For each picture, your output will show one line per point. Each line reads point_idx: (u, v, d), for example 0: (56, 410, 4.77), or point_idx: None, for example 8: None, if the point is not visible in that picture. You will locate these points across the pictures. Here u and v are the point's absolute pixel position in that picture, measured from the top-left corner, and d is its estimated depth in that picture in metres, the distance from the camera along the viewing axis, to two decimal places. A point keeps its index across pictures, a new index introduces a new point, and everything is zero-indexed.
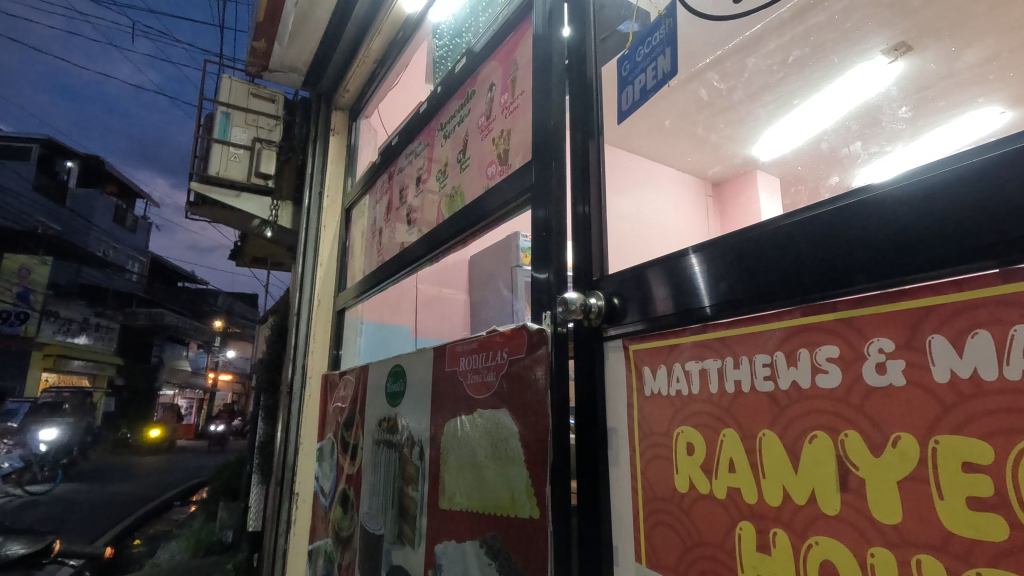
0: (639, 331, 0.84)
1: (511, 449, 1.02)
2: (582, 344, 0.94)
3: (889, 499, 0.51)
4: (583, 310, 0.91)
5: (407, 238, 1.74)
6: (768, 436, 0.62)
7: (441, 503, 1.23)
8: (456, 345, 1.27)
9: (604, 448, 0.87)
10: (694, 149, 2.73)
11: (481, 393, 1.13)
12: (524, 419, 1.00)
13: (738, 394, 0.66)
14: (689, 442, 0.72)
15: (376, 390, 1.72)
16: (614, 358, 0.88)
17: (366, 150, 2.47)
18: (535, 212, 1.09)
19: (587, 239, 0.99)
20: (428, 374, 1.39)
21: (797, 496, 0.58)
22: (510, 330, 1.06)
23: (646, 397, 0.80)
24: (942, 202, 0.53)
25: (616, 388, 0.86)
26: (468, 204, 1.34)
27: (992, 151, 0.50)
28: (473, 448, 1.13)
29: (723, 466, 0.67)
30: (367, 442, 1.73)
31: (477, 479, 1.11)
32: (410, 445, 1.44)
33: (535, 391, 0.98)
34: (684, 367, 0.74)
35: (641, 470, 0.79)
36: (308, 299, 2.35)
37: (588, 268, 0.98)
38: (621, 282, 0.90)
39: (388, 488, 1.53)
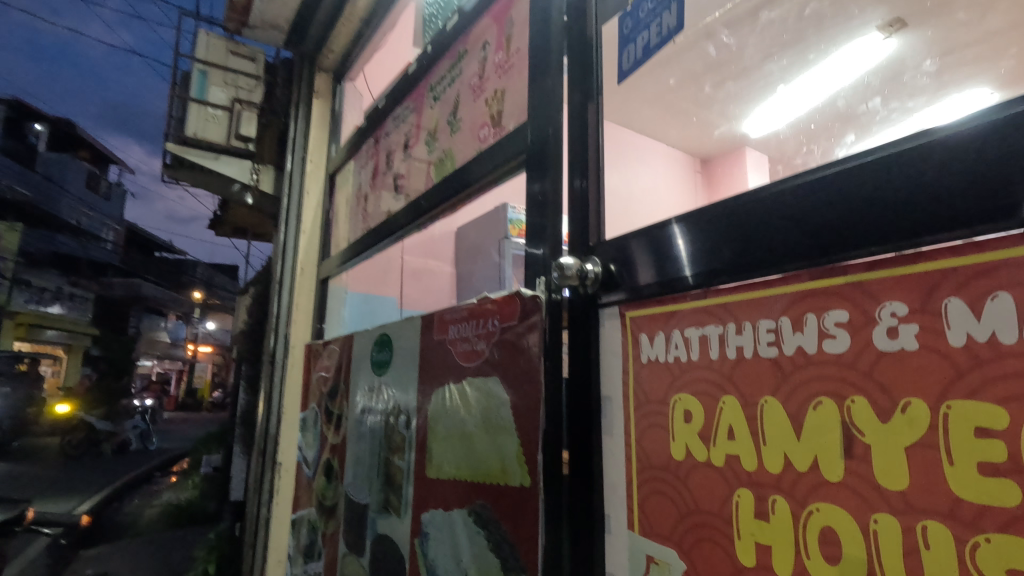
0: (636, 298, 0.81)
1: (501, 418, 1.00)
2: (576, 312, 0.92)
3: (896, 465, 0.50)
4: (578, 275, 0.88)
5: (393, 206, 1.69)
6: (769, 403, 0.61)
7: (428, 473, 1.22)
8: (445, 313, 1.24)
9: (600, 417, 0.85)
10: (685, 125, 2.70)
11: (471, 361, 1.11)
12: (515, 388, 0.97)
13: (740, 360, 0.65)
14: (686, 409, 0.71)
15: (361, 359, 1.69)
16: (609, 326, 0.86)
17: (351, 115, 2.39)
18: (530, 175, 1.05)
19: (584, 205, 0.96)
20: (416, 343, 1.37)
21: (798, 462, 0.57)
22: (502, 296, 1.03)
23: (643, 364, 0.78)
24: (955, 159, 0.50)
25: (612, 357, 0.84)
26: (457, 169, 1.30)
27: (1003, 109, 0.48)
28: (462, 417, 1.11)
29: (722, 433, 0.65)
30: (352, 412, 1.71)
31: (466, 449, 1.09)
32: (397, 416, 1.41)
33: (528, 359, 0.95)
34: (684, 333, 0.72)
35: (636, 438, 0.78)
36: (290, 266, 2.28)
37: (585, 234, 0.95)
38: (619, 248, 0.86)
39: (374, 458, 1.51)
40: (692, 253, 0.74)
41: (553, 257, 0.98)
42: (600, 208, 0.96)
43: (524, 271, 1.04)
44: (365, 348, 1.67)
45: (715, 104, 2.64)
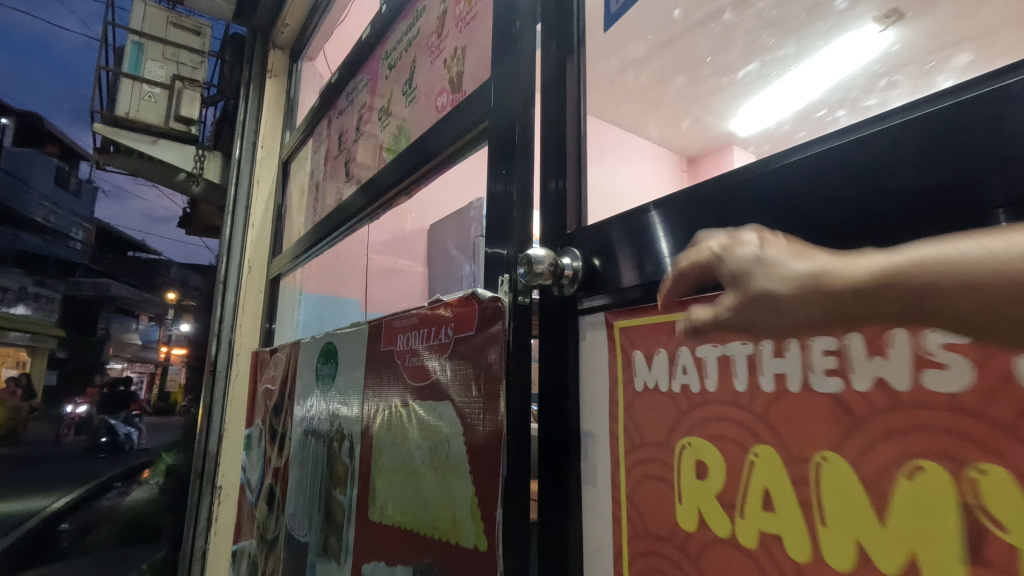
0: (626, 305, 0.60)
1: (453, 455, 0.79)
2: (550, 322, 0.70)
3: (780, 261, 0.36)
4: (550, 271, 0.67)
5: (345, 193, 1.48)
6: (830, 462, 0.41)
7: (370, 515, 1.00)
8: (393, 320, 1.02)
9: (579, 461, 0.64)
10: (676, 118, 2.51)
11: (421, 380, 0.90)
12: (471, 417, 0.76)
13: (781, 394, 0.45)
14: (699, 460, 0.51)
15: (306, 370, 1.46)
16: (593, 339, 0.64)
17: (308, 97, 2.17)
18: (492, 145, 0.84)
19: (561, 181, 0.76)
20: (362, 353, 1.14)
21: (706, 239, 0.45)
22: (457, 299, 0.82)
23: (636, 393, 0.58)
24: (936, 142, 0.37)
25: (597, 380, 0.63)
26: (412, 144, 1.08)
27: (999, 77, 0.35)
28: (411, 449, 0.90)
29: (754, 499, 0.46)
30: (295, 431, 1.48)
31: (413, 490, 0.87)
32: (340, 440, 1.19)
33: (486, 381, 0.74)
34: (693, 353, 0.52)
35: (626, 494, 0.57)
36: (236, 264, 2.05)
37: (563, 218, 0.74)
38: (603, 237, 0.65)
39: (315, 487, 1.28)
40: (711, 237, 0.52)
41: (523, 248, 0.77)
42: (580, 187, 0.75)
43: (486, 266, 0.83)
44: (310, 359, 1.45)
45: None
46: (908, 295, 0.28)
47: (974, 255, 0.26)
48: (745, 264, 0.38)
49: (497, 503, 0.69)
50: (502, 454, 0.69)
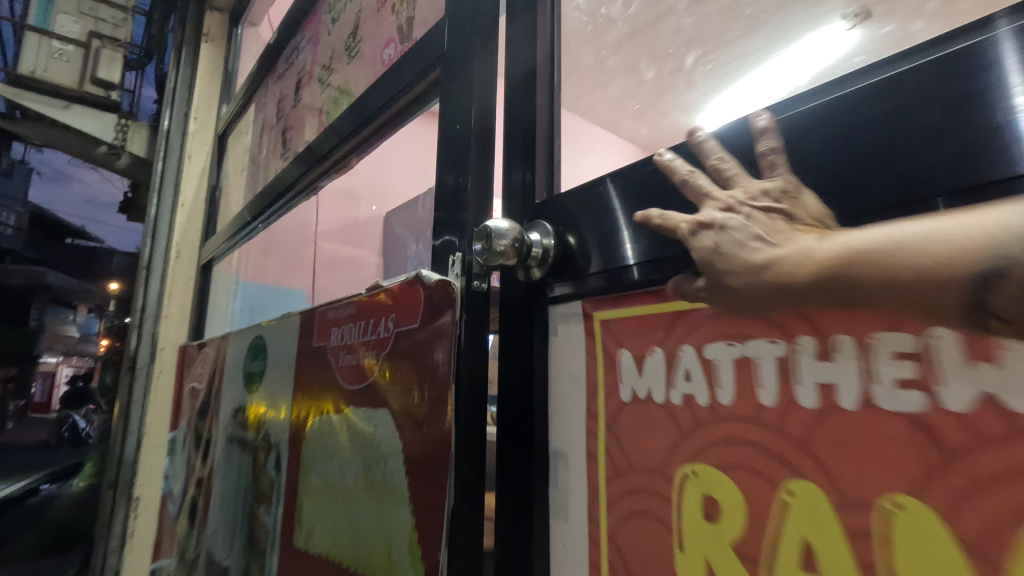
0: (610, 291, 0.46)
1: (390, 476, 0.64)
2: (503, 315, 0.55)
3: (754, 238, 0.36)
4: (514, 249, 0.50)
5: (281, 166, 1.31)
6: (904, 513, 0.29)
7: (296, 541, 0.84)
8: (327, 311, 0.87)
9: (545, 489, 0.49)
10: None
11: (356, 383, 0.75)
12: (413, 429, 0.62)
13: (827, 413, 0.33)
14: (710, 496, 0.38)
15: (233, 368, 1.28)
16: (566, 335, 0.49)
17: (247, 63, 1.96)
18: (444, 98, 0.70)
19: (528, 137, 0.61)
20: (292, 348, 0.98)
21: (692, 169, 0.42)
22: (400, 284, 0.67)
23: (621, 405, 0.44)
24: (891, 113, 0.35)
25: (572, 385, 0.48)
26: (353, 104, 0.93)
27: (964, 41, 0.33)
28: (343, 466, 0.75)
29: (789, 555, 0.34)
30: (219, 438, 1.30)
31: (344, 515, 0.73)
32: (266, 450, 1.02)
33: (431, 386, 0.60)
34: (701, 354, 0.40)
35: (606, 535, 0.44)
36: (162, 247, 1.83)
37: (529, 183, 0.60)
38: (578, 210, 0.50)
39: (238, 501, 1.11)
40: (733, 201, 0.39)
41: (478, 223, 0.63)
42: (552, 151, 0.62)
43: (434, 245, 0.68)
44: (238, 356, 1.27)
45: None
46: (856, 283, 0.28)
47: (894, 257, 0.26)
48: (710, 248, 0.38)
49: (442, 540, 0.55)
50: (450, 478, 0.56)
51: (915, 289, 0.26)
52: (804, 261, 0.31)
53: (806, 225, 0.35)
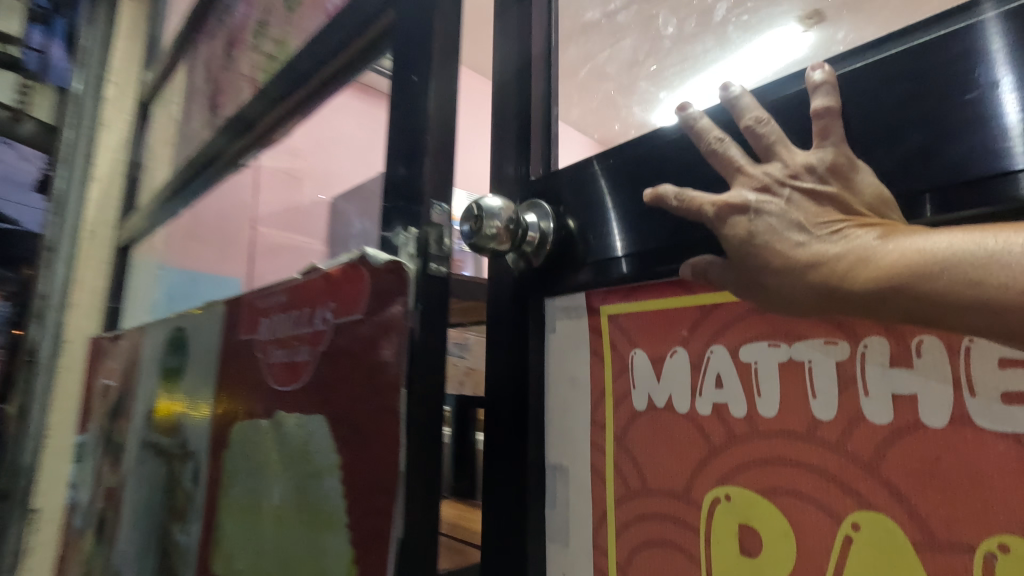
0: (626, 282, 0.39)
1: (326, 499, 0.57)
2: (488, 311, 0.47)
3: (795, 228, 0.30)
4: (508, 232, 0.42)
5: (208, 132, 1.19)
6: (1012, 558, 0.24)
7: (214, 567, 0.78)
8: (255, 298, 0.77)
9: (541, 510, 0.41)
10: None
11: (287, 384, 0.66)
12: (354, 443, 0.54)
13: (904, 432, 0.28)
14: (749, 526, 0.32)
15: (149, 363, 1.14)
16: (566, 334, 0.42)
17: (173, 23, 1.79)
18: (395, 52, 0.61)
19: (522, 97, 0.49)
20: (214, 343, 0.87)
21: (722, 136, 0.35)
22: (342, 267, 0.58)
23: (636, 415, 0.37)
24: (869, 104, 0.31)
25: (574, 390, 0.41)
26: (290, 61, 0.83)
27: (944, 27, 0.30)
28: (269, 483, 0.67)
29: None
30: (131, 442, 1.15)
31: (270, 537, 0.66)
32: (182, 458, 0.91)
33: (374, 387, 0.52)
34: (736, 357, 0.34)
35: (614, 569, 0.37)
36: (70, 226, 1.61)
37: (523, 152, 0.47)
38: (577, 187, 0.42)
39: (151, 514, 0.99)
40: (780, 171, 0.32)
41: (436, 196, 0.54)
42: (550, 116, 0.50)
43: (387, 217, 0.58)
44: (152, 350, 1.13)
45: None
46: (940, 297, 0.24)
47: (994, 272, 0.23)
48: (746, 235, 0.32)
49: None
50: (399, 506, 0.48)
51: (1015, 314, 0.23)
52: (870, 263, 0.27)
53: (865, 216, 0.29)
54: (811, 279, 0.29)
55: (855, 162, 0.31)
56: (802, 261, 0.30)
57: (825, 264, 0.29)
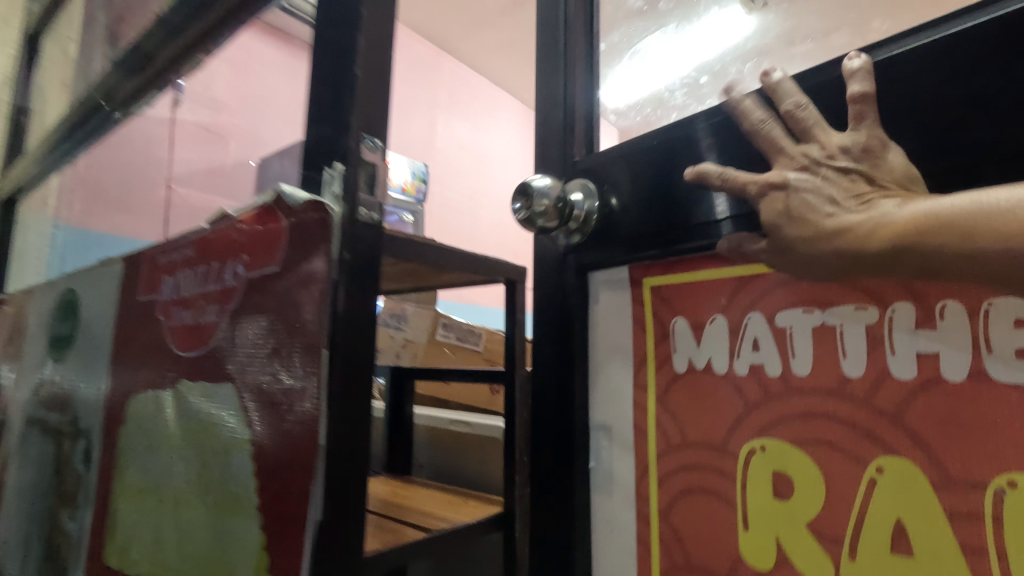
0: (664, 256, 0.44)
1: (236, 481, 0.54)
2: (535, 269, 0.54)
3: (827, 201, 0.34)
4: (557, 210, 0.47)
5: (109, 59, 1.10)
6: (1018, 493, 0.29)
7: (107, 560, 0.73)
8: (158, 255, 0.74)
9: (585, 466, 0.46)
10: (497, 48, 2.55)
11: (197, 344, 0.62)
12: (272, 411, 0.51)
13: (925, 387, 0.32)
14: (781, 473, 0.36)
15: (38, 329, 1.04)
16: (609, 303, 0.47)
17: None
18: None
19: (567, 88, 0.52)
20: (111, 306, 0.83)
21: (764, 117, 0.38)
22: (255, 212, 0.56)
23: (675, 378, 0.42)
24: (912, 91, 0.35)
25: (618, 357, 0.46)
26: None
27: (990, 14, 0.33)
28: (172, 464, 0.64)
29: (876, 540, 0.33)
30: (15, 420, 1.04)
31: (176, 520, 0.62)
32: (73, 438, 0.86)
33: (288, 343, 0.50)
34: (771, 323, 0.38)
35: (657, 515, 0.42)
36: None
37: (567, 138, 0.51)
38: (631, 165, 0.46)
39: (40, 496, 0.91)
40: (816, 152, 0.36)
41: (365, 129, 0.50)
42: (593, 99, 0.52)
43: (303, 153, 0.54)
44: (42, 312, 1.03)
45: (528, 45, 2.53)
46: (939, 249, 0.29)
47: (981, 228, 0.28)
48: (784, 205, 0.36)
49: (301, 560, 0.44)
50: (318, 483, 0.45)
51: (996, 263, 0.28)
52: (885, 225, 0.31)
53: (890, 189, 0.33)
54: (838, 245, 0.33)
55: (887, 143, 0.35)
56: (832, 230, 0.34)
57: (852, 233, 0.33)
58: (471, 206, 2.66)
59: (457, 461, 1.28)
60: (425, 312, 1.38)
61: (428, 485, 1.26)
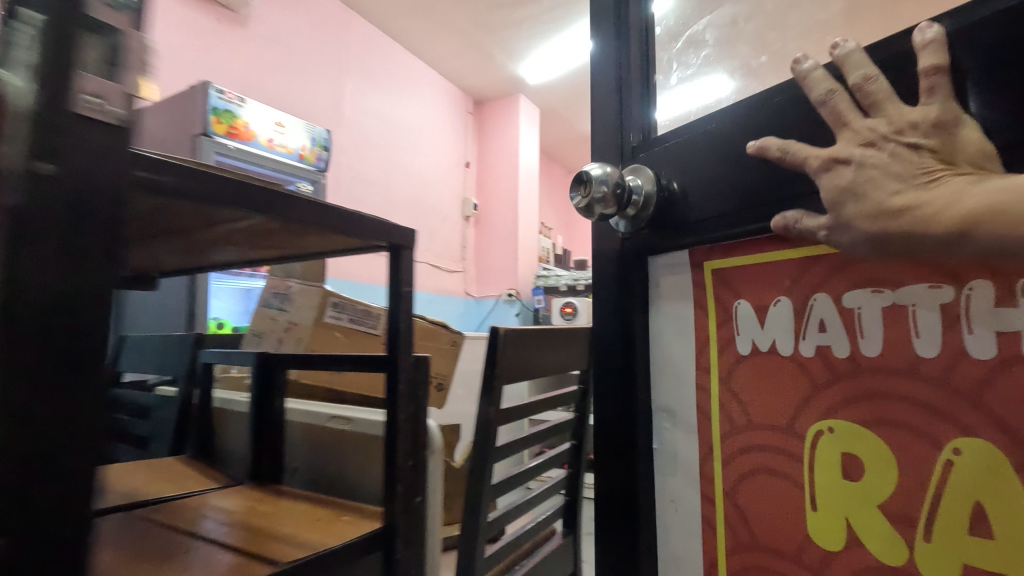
0: (724, 238, 0.45)
1: None
2: (596, 258, 0.58)
3: (894, 179, 0.33)
4: (615, 196, 0.49)
5: None
6: None
7: None
8: None
9: (649, 445, 0.51)
10: (405, 8, 2.38)
11: None
12: None
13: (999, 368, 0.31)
14: (849, 452, 0.37)
15: None
16: (672, 289, 0.50)
17: None
18: None
19: (622, 83, 0.55)
20: None
21: (830, 88, 0.36)
22: None
23: (738, 362, 0.44)
24: (990, 59, 0.32)
25: (680, 339, 0.49)
26: None
27: None
28: None
29: (953, 521, 0.32)
30: None
31: None
32: None
33: None
34: (838, 304, 0.38)
35: (723, 493, 0.45)
36: None
37: (624, 129, 0.55)
38: (686, 152, 0.48)
39: None
40: (885, 127, 0.34)
41: None
42: (649, 90, 0.54)
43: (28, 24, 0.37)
44: None
45: (438, 7, 2.37)
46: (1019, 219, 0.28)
47: None
48: (850, 180, 0.34)
49: None
50: None
51: None
52: (955, 204, 0.30)
53: (965, 169, 0.31)
54: (901, 224, 0.32)
55: (959, 117, 0.32)
56: (898, 208, 0.32)
57: (919, 210, 0.32)
58: (382, 182, 2.52)
59: (329, 467, 0.86)
60: (313, 291, 1.13)
61: (299, 494, 0.83)
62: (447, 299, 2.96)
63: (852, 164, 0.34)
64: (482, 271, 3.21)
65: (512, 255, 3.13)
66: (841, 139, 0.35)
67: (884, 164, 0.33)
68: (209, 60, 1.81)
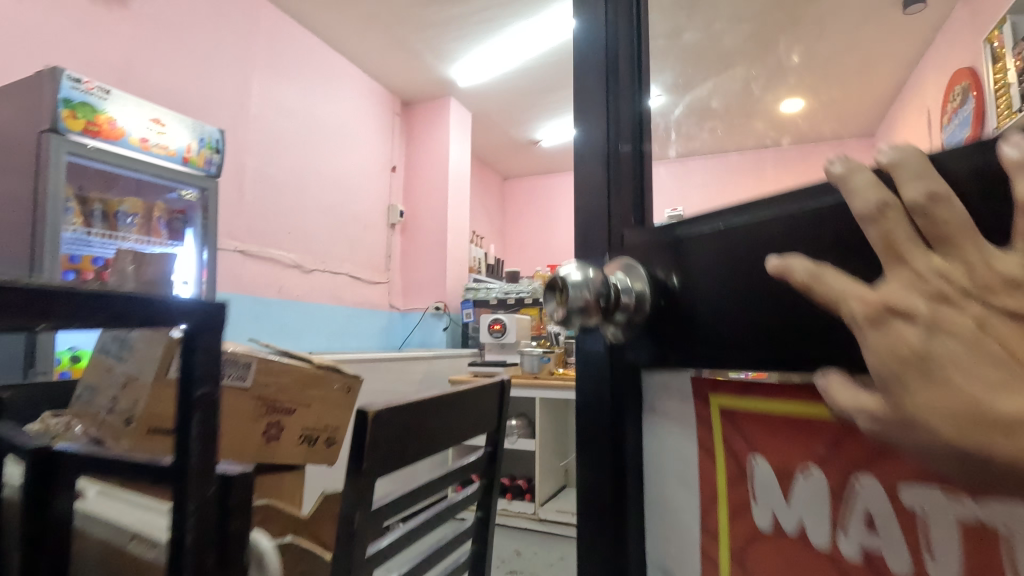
0: (738, 374, 0.32)
1: None
2: (581, 354, 0.46)
3: (987, 366, 0.19)
4: (599, 304, 0.36)
5: None
6: None
7: None
8: None
9: None
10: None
11: None
12: None
13: None
14: None
15: None
16: (673, 415, 0.38)
17: None
18: None
19: (610, 82, 0.45)
20: None
21: (886, 200, 0.22)
22: None
23: (755, 543, 0.31)
24: None
25: (680, 485, 0.37)
26: None
27: None
28: None
29: None
30: None
31: None
32: None
33: None
34: (893, 497, 0.26)
35: None
36: None
37: (613, 132, 0.45)
38: (694, 242, 0.34)
39: None
40: (963, 280, 0.20)
41: None
42: (638, 95, 0.45)
43: None
44: None
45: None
46: None
47: None
48: (909, 351, 0.20)
49: None
50: None
51: None
52: None
53: None
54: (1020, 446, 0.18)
55: None
56: (1011, 419, 0.18)
57: None
58: (294, 186, 2.27)
59: None
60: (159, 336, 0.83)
61: None
62: (370, 314, 2.74)
63: (916, 324, 0.20)
64: (409, 282, 3.02)
65: (441, 267, 2.96)
66: (889, 283, 0.21)
67: (970, 339, 0.19)
68: (74, 42, 1.53)
